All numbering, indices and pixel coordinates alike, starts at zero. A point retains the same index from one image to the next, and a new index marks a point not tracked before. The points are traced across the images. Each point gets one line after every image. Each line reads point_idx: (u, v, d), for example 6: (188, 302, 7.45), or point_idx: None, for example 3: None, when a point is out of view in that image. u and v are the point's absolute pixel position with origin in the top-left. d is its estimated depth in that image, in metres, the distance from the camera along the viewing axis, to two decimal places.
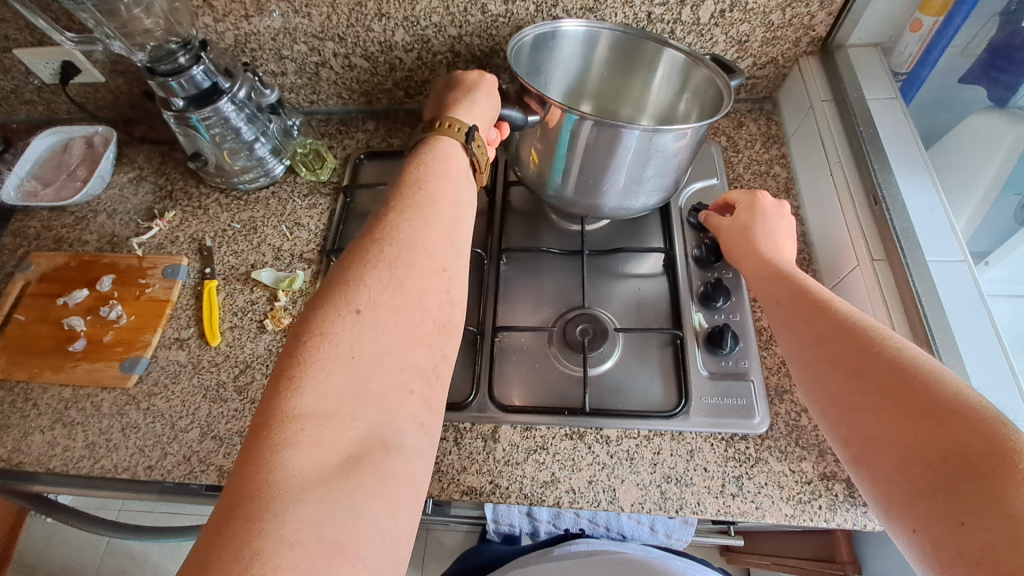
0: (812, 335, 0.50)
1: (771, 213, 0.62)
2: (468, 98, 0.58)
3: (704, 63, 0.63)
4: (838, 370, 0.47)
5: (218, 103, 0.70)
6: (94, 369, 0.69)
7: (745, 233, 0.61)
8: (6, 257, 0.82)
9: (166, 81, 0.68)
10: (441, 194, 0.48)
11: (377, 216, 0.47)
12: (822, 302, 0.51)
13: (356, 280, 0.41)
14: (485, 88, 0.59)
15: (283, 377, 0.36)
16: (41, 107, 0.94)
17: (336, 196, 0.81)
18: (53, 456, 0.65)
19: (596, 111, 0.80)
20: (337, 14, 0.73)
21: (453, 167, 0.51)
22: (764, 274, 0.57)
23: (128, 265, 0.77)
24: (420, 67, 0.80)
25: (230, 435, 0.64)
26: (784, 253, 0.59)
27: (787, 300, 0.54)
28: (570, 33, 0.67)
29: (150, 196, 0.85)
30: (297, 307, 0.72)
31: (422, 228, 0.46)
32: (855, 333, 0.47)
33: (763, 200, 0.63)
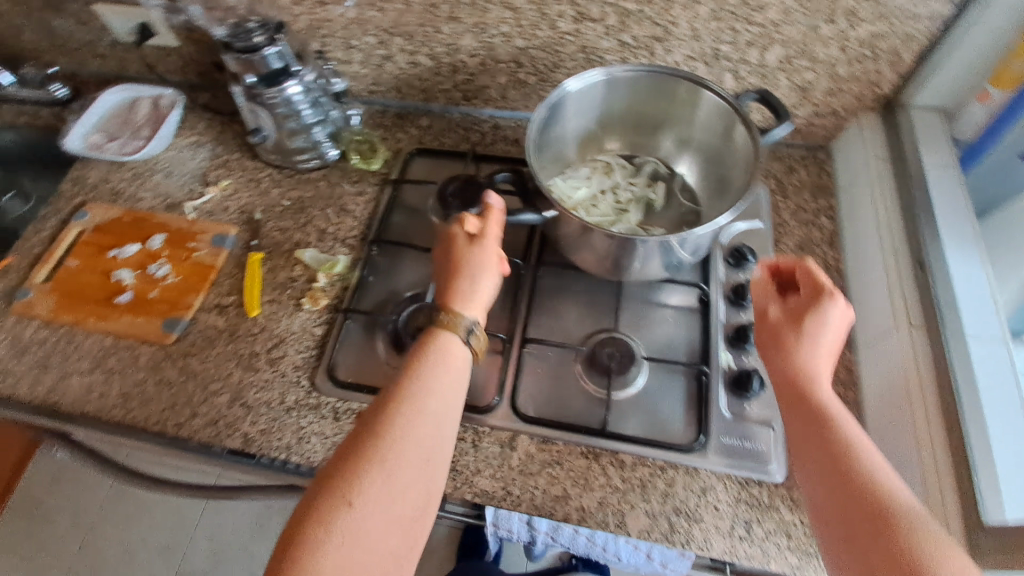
0: (817, 453, 0.48)
1: (829, 321, 0.55)
2: (467, 277, 0.59)
3: (743, 115, 0.59)
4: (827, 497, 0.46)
5: (285, 86, 0.74)
6: (137, 322, 0.72)
7: (784, 332, 0.55)
8: (63, 204, 0.85)
9: (244, 59, 0.71)
10: (440, 381, 0.52)
11: (378, 404, 0.50)
12: (833, 423, 0.49)
13: (350, 473, 0.45)
14: (484, 256, 0.59)
15: (287, 555, 0.42)
16: (112, 62, 0.98)
17: (383, 188, 0.83)
18: (88, 400, 0.68)
19: (626, 145, 0.74)
20: (410, 12, 0.76)
21: (449, 360, 0.54)
22: (787, 374, 0.53)
23: (179, 227, 0.80)
24: (481, 72, 0.82)
25: (257, 404, 0.66)
26: (824, 361, 0.54)
27: (801, 409, 0.51)
28: (588, 79, 0.62)
29: (207, 163, 0.88)
30: (334, 291, 0.74)
31: (413, 420, 0.49)
32: (857, 472, 0.46)
33: (827, 305, 0.55)
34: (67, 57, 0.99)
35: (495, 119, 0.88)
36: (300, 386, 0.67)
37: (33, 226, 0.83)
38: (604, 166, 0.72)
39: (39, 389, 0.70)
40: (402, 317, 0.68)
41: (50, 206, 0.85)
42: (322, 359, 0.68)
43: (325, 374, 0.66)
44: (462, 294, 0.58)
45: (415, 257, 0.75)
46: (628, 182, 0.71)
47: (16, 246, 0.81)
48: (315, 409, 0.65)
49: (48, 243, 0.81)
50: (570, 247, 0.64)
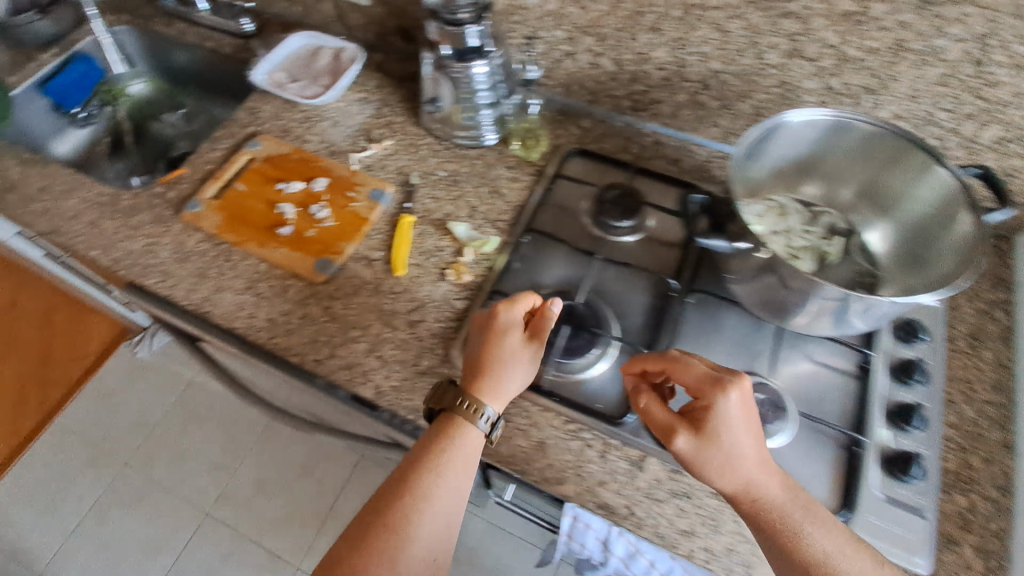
0: (786, 569, 0.47)
1: (730, 420, 0.49)
2: (500, 363, 0.58)
3: (970, 205, 0.57)
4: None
5: (473, 65, 0.77)
6: (292, 256, 0.75)
7: (692, 448, 0.49)
8: (236, 130, 0.90)
9: (446, 30, 0.74)
10: (454, 479, 0.53)
11: (386, 493, 0.52)
12: (779, 517, 0.48)
13: (354, 560, 0.48)
14: (523, 348, 0.59)
15: None
16: (297, 8, 1.02)
17: (537, 180, 0.83)
18: (237, 317, 0.72)
19: (818, 191, 0.73)
20: (612, 16, 0.76)
21: (467, 458, 0.55)
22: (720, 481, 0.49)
23: (340, 175, 0.83)
24: (662, 86, 0.82)
25: (392, 360, 0.68)
26: (754, 463, 0.49)
27: (749, 512, 0.49)
28: (814, 117, 0.63)
29: (371, 119, 0.91)
30: (478, 269, 0.75)
31: (423, 519, 0.50)
32: (818, 572, 0.46)
33: (716, 403, 0.49)
34: None
35: (658, 134, 0.88)
36: (435, 353, 0.68)
37: (208, 145, 0.88)
38: (780, 207, 0.71)
39: (194, 296, 0.74)
40: None
41: (225, 129, 0.90)
42: (459, 332, 0.69)
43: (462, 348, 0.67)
44: (492, 380, 0.58)
45: (562, 254, 0.75)
46: (804, 229, 0.69)
47: (190, 160, 0.87)
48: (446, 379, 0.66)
49: (219, 163, 0.86)
50: (739, 280, 0.65)
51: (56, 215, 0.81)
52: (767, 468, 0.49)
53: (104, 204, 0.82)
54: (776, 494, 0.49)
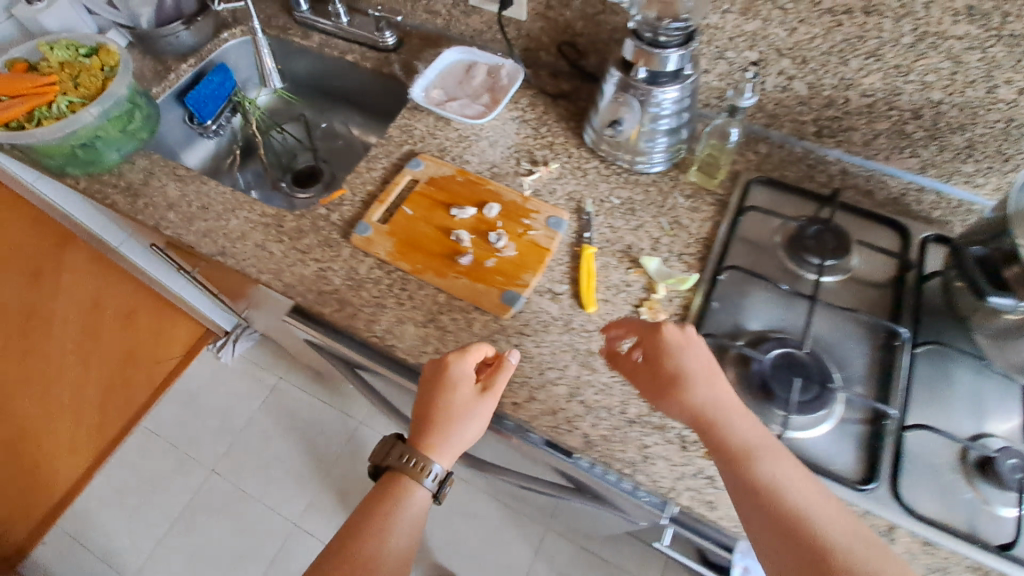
0: (753, 513, 0.49)
1: (681, 348, 0.58)
2: (446, 411, 0.61)
3: None
4: (765, 551, 0.48)
5: (662, 89, 0.72)
6: (475, 287, 0.72)
7: (658, 368, 0.58)
8: (391, 148, 0.87)
9: (643, 49, 0.69)
10: (381, 504, 0.60)
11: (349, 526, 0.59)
12: (761, 468, 0.50)
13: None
14: (463, 393, 0.62)
15: None
16: (440, 20, 0.99)
17: (720, 211, 0.78)
18: (424, 352, 0.68)
19: None
20: (824, 39, 0.71)
21: (409, 509, 0.61)
22: (685, 414, 0.55)
23: (511, 200, 0.79)
24: (861, 114, 0.76)
25: (598, 406, 0.64)
26: (714, 395, 0.55)
27: (728, 457, 0.52)
28: None
29: (530, 139, 0.87)
30: (673, 307, 0.70)
31: (369, 545, 0.56)
32: (797, 522, 0.47)
33: (661, 330, 0.59)
34: None
35: (842, 162, 0.82)
36: (643, 400, 0.65)
37: (364, 164, 0.85)
38: None
39: (375, 328, 0.70)
40: (769, 360, 0.64)
41: (380, 147, 0.87)
42: None
43: None
44: (442, 431, 0.61)
45: (765, 294, 0.70)
46: None
47: (349, 180, 0.83)
48: (659, 429, 0.63)
49: (379, 184, 0.82)
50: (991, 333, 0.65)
51: (221, 236, 0.79)
52: (725, 397, 0.55)
53: (268, 225, 0.79)
54: (767, 454, 0.52)
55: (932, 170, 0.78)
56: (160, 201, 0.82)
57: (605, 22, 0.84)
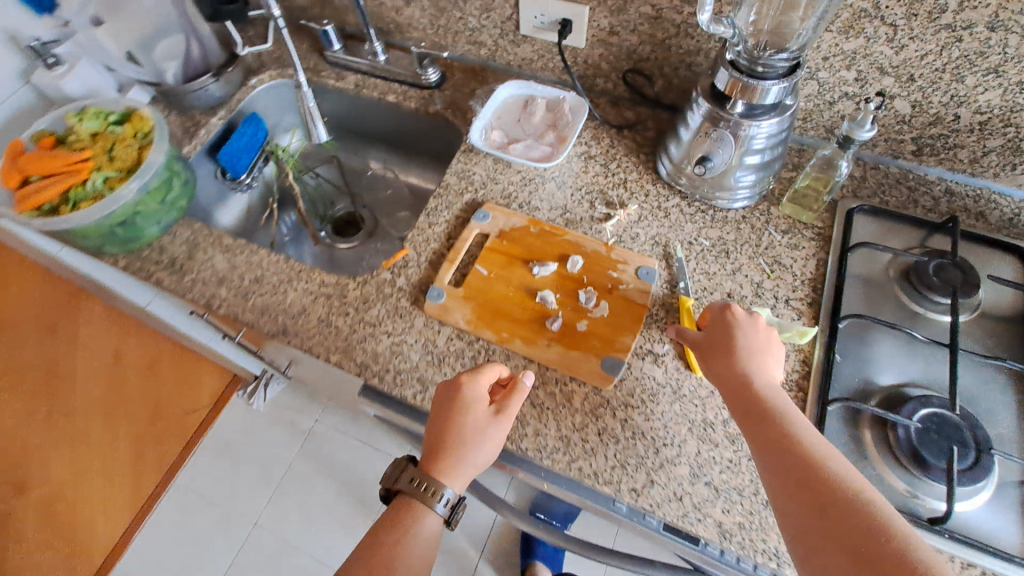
0: (776, 464, 0.50)
1: (738, 325, 0.61)
2: (459, 433, 0.58)
3: None
4: (779, 499, 0.49)
5: (756, 123, 0.65)
6: (571, 357, 0.65)
7: (712, 338, 0.61)
8: (451, 197, 0.80)
9: (740, 80, 0.62)
10: (403, 522, 0.56)
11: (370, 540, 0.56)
12: (790, 427, 0.52)
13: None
14: (475, 420, 0.58)
15: None
16: (485, 51, 0.92)
17: (824, 247, 0.72)
18: (524, 436, 0.62)
19: None
20: (938, 56, 0.64)
21: (417, 540, 0.56)
22: (727, 377, 0.58)
23: (594, 250, 0.72)
24: (972, 131, 0.69)
25: (727, 488, 0.58)
26: (757, 362, 0.58)
27: (758, 414, 0.54)
28: None
29: (601, 178, 0.80)
30: (790, 364, 0.64)
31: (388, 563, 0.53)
32: (818, 472, 0.48)
33: (726, 311, 0.62)
34: (437, 37, 0.93)
35: (946, 182, 0.75)
36: None
37: (425, 218, 0.78)
38: None
39: None
40: (916, 424, 0.57)
41: (438, 197, 0.80)
42: None
43: None
44: (453, 453, 0.58)
45: (891, 344, 0.64)
46: None
47: (410, 237, 0.77)
48: None
49: (445, 242, 0.76)
50: None
51: (281, 312, 0.72)
52: (763, 370, 0.58)
53: (330, 296, 0.73)
54: (797, 416, 0.53)
55: None
56: (209, 276, 0.75)
57: (676, 46, 0.77)
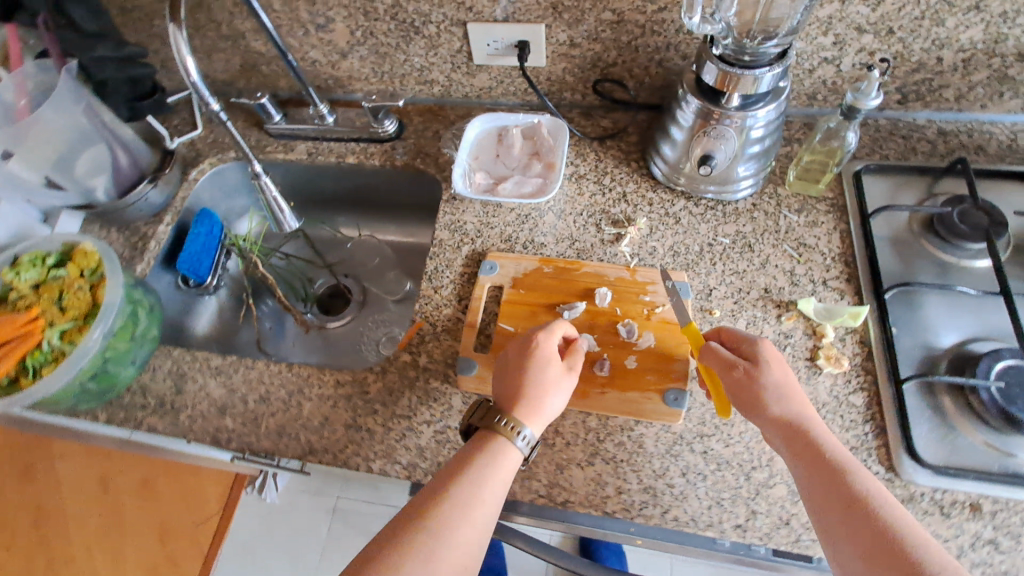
0: (848, 527, 0.45)
1: (777, 362, 0.55)
2: (539, 378, 0.57)
3: None
4: (844, 560, 0.44)
5: (752, 113, 0.61)
6: (630, 400, 0.60)
7: (752, 376, 0.54)
8: (449, 254, 0.73)
9: (731, 72, 0.58)
10: (491, 453, 0.53)
11: (455, 461, 0.53)
12: (834, 464, 0.49)
13: (392, 554, 0.46)
14: (555, 371, 0.57)
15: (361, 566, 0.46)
16: (437, 88, 0.85)
17: (842, 217, 0.70)
18: (608, 498, 0.57)
19: None
20: (915, 5, 0.63)
21: (499, 473, 0.52)
22: (777, 422, 0.52)
23: (618, 277, 0.68)
24: (956, 70, 0.69)
25: None
26: (803, 404, 0.53)
27: (818, 465, 0.49)
28: None
29: (600, 197, 0.75)
30: (849, 348, 0.62)
31: (473, 492, 0.50)
32: (868, 514, 0.45)
33: (762, 345, 0.56)
34: (382, 84, 0.86)
35: (936, 123, 0.75)
36: (876, 474, 0.56)
37: (428, 283, 0.72)
38: None
39: (537, 487, 0.59)
40: (997, 384, 0.55)
41: (435, 257, 0.73)
42: (889, 435, 0.57)
43: (911, 457, 0.55)
44: (533, 401, 0.56)
45: (941, 302, 0.63)
46: None
47: (418, 308, 0.70)
48: (910, 503, 0.55)
49: (458, 304, 0.70)
50: None
51: (300, 428, 0.65)
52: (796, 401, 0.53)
53: (350, 396, 0.65)
54: (859, 467, 0.49)
55: None
56: (208, 407, 0.67)
57: (644, 46, 0.72)
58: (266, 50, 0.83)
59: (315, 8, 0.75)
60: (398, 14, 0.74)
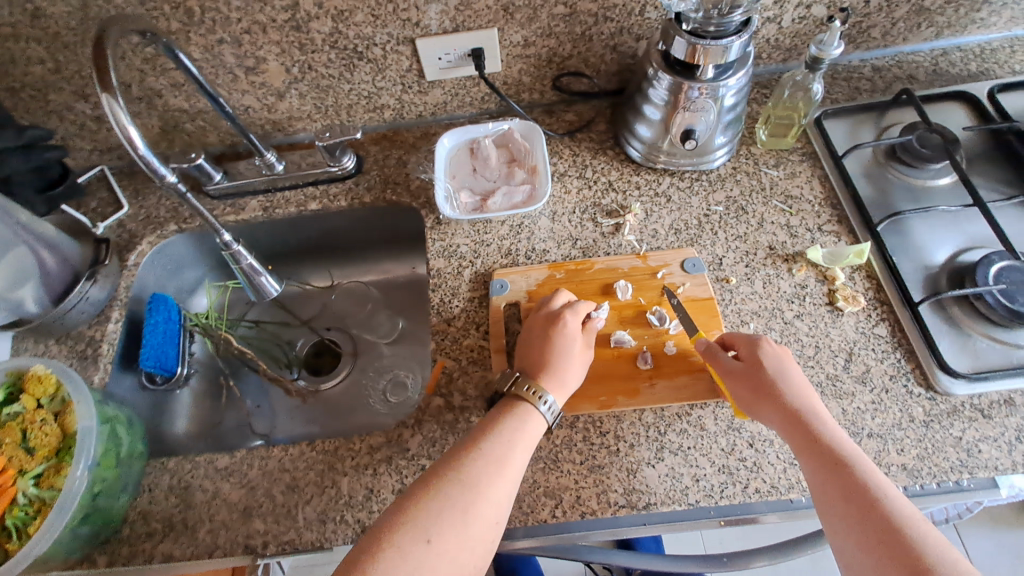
0: (852, 521, 0.46)
1: (779, 359, 0.56)
2: (563, 354, 0.58)
3: None
4: (844, 542, 0.46)
5: (728, 82, 0.62)
6: (681, 385, 0.60)
7: (755, 374, 0.55)
8: (452, 282, 0.69)
9: (701, 45, 0.58)
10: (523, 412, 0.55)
11: (492, 419, 0.55)
12: (836, 454, 0.49)
13: (428, 502, 0.47)
14: (577, 347, 0.59)
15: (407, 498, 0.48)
16: (388, 113, 0.80)
17: (816, 164, 0.73)
18: (687, 489, 0.56)
19: None
20: None
21: (526, 436, 0.53)
22: (782, 419, 0.53)
23: (631, 266, 0.67)
24: (881, 11, 0.74)
25: (888, 429, 0.58)
26: (807, 397, 0.54)
27: (822, 459, 0.50)
28: None
29: (587, 191, 0.74)
30: (859, 284, 0.65)
31: (508, 446, 0.52)
32: (870, 501, 0.46)
33: (763, 344, 0.57)
34: (327, 119, 0.80)
35: (869, 61, 0.80)
36: (919, 396, 0.59)
37: (438, 317, 0.67)
38: None
39: (615, 498, 0.56)
40: (999, 286, 0.60)
41: (437, 289, 0.69)
42: (919, 356, 0.61)
43: (946, 371, 0.58)
44: (557, 374, 0.57)
45: (924, 223, 0.67)
46: None
47: (436, 346, 0.66)
48: (954, 414, 0.58)
49: (477, 332, 0.66)
50: None
51: (343, 508, 0.58)
52: (798, 395, 0.54)
53: (390, 458, 0.60)
54: (864, 460, 0.49)
55: (948, 31, 0.78)
56: (228, 514, 0.59)
57: (598, 34, 0.72)
58: (189, 106, 0.75)
59: (241, 50, 0.69)
60: (337, 41, 0.69)
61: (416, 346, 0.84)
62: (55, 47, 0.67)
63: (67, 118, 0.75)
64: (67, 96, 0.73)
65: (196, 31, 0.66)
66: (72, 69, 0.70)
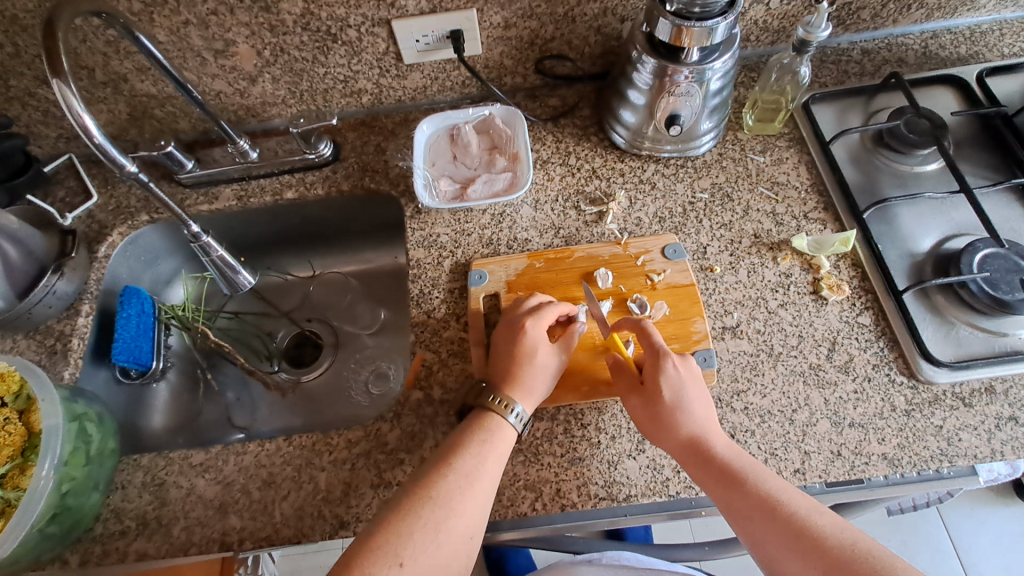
0: (764, 535, 0.46)
1: (679, 378, 0.54)
2: (529, 364, 0.56)
3: None
4: (763, 552, 0.46)
5: (714, 63, 0.60)
6: None
7: (652, 400, 0.54)
8: (432, 272, 0.68)
9: (685, 26, 0.56)
10: (494, 425, 0.54)
11: (459, 433, 0.54)
12: (735, 467, 0.50)
13: (399, 524, 0.46)
14: (544, 357, 0.57)
15: (375, 526, 0.46)
16: (366, 98, 0.77)
17: (804, 150, 0.72)
18: (668, 481, 0.56)
19: None
20: None
21: (497, 445, 0.53)
22: (680, 445, 0.52)
23: (612, 254, 0.66)
24: None
25: (869, 419, 0.57)
26: (701, 414, 0.53)
27: (722, 481, 0.49)
28: None
29: (571, 178, 0.72)
30: (845, 273, 0.64)
31: (478, 460, 0.51)
32: (775, 508, 0.47)
33: (665, 361, 0.55)
34: (303, 105, 0.77)
35: (858, 44, 0.78)
36: (901, 384, 0.59)
37: (417, 309, 0.66)
38: None
39: (596, 491, 0.56)
40: (982, 275, 0.59)
41: (417, 280, 0.67)
42: (902, 345, 0.60)
43: (928, 360, 0.58)
44: (525, 383, 0.56)
45: (910, 210, 0.67)
46: None
47: (415, 339, 0.64)
48: (935, 403, 0.58)
49: (457, 324, 0.65)
50: None
51: (321, 504, 0.57)
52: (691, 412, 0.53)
53: (369, 453, 0.59)
54: (757, 466, 0.50)
55: (938, 13, 0.77)
56: (204, 510, 0.58)
57: (581, 15, 0.70)
58: (157, 91, 0.72)
59: (209, 32, 0.66)
60: (309, 22, 0.66)
61: (397, 337, 0.83)
62: (14, 31, 0.64)
63: (30, 104, 0.72)
64: (28, 82, 0.70)
65: (160, 12, 0.63)
66: (32, 53, 0.67)
